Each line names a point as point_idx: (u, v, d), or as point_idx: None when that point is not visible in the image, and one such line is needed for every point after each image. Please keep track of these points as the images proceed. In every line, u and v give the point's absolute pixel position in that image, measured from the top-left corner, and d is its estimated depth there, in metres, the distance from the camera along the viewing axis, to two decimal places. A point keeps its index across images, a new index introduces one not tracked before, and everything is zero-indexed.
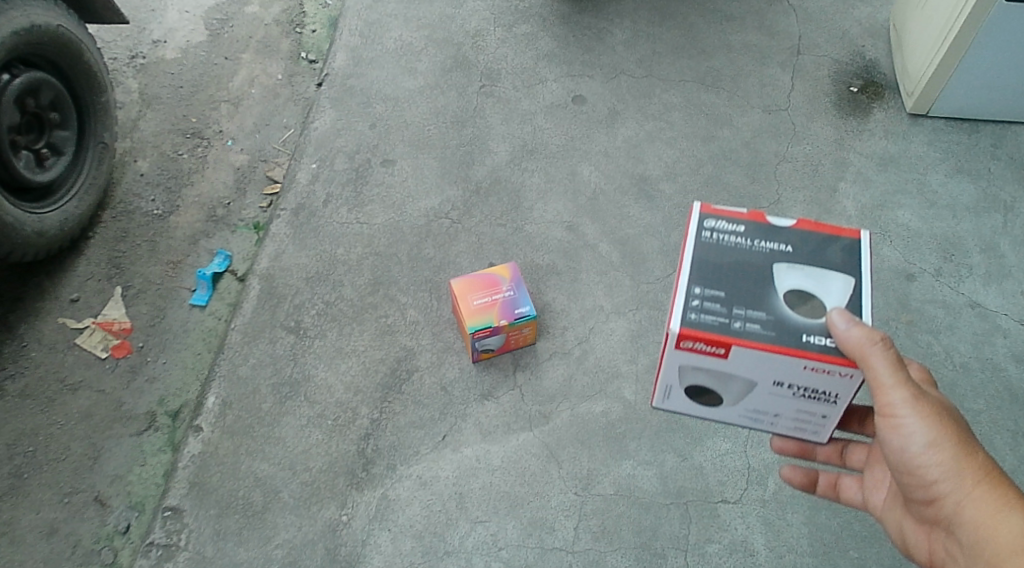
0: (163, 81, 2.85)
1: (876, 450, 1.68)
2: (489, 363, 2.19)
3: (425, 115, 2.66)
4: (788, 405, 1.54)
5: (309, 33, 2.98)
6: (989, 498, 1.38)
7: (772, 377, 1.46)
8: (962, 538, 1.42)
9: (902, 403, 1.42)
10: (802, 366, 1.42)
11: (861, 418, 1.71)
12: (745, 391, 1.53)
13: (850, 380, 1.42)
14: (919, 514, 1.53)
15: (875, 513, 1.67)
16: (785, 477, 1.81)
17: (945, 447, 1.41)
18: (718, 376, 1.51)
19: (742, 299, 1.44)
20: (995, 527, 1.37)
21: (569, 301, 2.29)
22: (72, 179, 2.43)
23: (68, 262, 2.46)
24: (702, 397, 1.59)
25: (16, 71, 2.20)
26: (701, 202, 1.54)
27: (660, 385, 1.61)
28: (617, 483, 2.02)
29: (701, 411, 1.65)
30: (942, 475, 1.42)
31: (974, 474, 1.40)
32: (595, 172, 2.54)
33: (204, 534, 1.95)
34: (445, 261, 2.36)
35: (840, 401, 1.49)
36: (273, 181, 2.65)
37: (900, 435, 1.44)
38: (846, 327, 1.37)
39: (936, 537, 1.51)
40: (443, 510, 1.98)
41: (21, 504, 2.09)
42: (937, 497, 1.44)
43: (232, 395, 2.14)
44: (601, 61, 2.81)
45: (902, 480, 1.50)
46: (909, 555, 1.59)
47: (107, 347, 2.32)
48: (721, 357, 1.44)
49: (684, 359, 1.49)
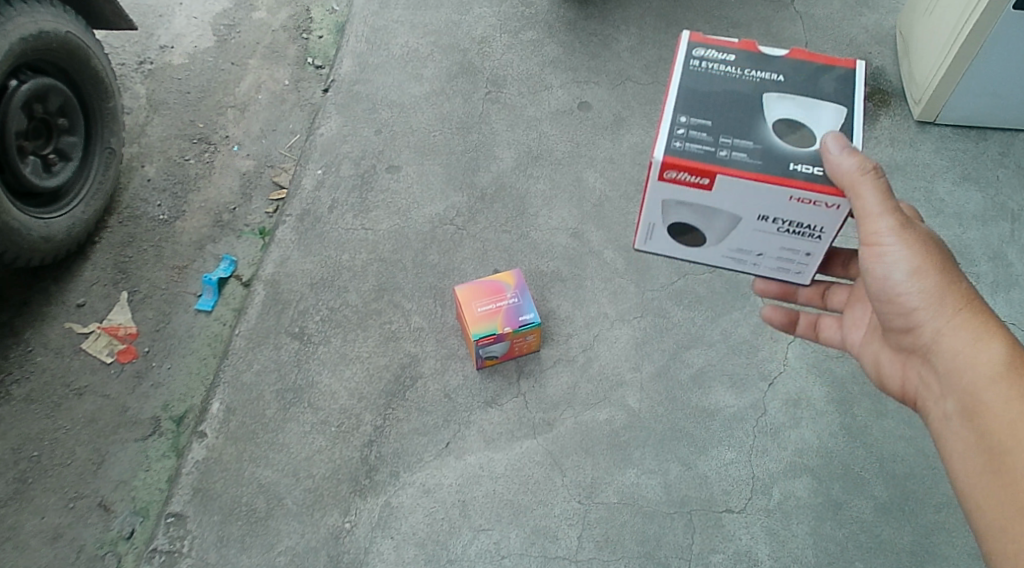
0: (170, 87, 2.86)
1: (857, 289, 1.77)
2: (493, 370, 2.18)
3: (430, 121, 2.66)
4: (773, 243, 1.56)
5: (316, 39, 2.99)
6: (969, 327, 1.46)
7: (757, 210, 1.49)
8: (939, 366, 1.50)
9: (890, 231, 1.49)
10: (788, 197, 1.45)
11: (845, 262, 1.79)
12: (729, 228, 1.56)
13: (837, 212, 1.46)
14: (896, 344, 1.61)
15: (852, 350, 1.76)
16: (766, 316, 1.90)
17: (929, 273, 1.48)
18: (702, 212, 1.54)
19: (729, 128, 1.47)
20: (973, 355, 1.45)
21: (574, 308, 2.29)
22: (80, 184, 2.44)
23: (74, 267, 2.47)
24: (684, 237, 1.61)
25: (24, 77, 2.21)
26: (691, 33, 1.58)
27: (642, 228, 1.63)
28: (621, 492, 2.02)
29: (681, 253, 1.66)
30: (925, 302, 1.49)
31: (957, 301, 1.48)
32: (601, 178, 2.54)
33: (207, 540, 1.96)
34: (449, 267, 2.36)
35: (825, 235, 1.51)
36: (279, 186, 2.66)
37: (886, 263, 1.52)
38: (840, 154, 1.41)
39: (909, 369, 1.61)
40: (445, 518, 1.98)
41: (25, 509, 2.09)
42: (918, 325, 1.52)
43: (236, 401, 2.14)
44: (607, 68, 2.81)
45: (884, 311, 1.57)
46: (882, 385, 1.69)
47: (112, 352, 2.33)
48: (705, 188, 1.47)
49: (668, 192, 1.51)
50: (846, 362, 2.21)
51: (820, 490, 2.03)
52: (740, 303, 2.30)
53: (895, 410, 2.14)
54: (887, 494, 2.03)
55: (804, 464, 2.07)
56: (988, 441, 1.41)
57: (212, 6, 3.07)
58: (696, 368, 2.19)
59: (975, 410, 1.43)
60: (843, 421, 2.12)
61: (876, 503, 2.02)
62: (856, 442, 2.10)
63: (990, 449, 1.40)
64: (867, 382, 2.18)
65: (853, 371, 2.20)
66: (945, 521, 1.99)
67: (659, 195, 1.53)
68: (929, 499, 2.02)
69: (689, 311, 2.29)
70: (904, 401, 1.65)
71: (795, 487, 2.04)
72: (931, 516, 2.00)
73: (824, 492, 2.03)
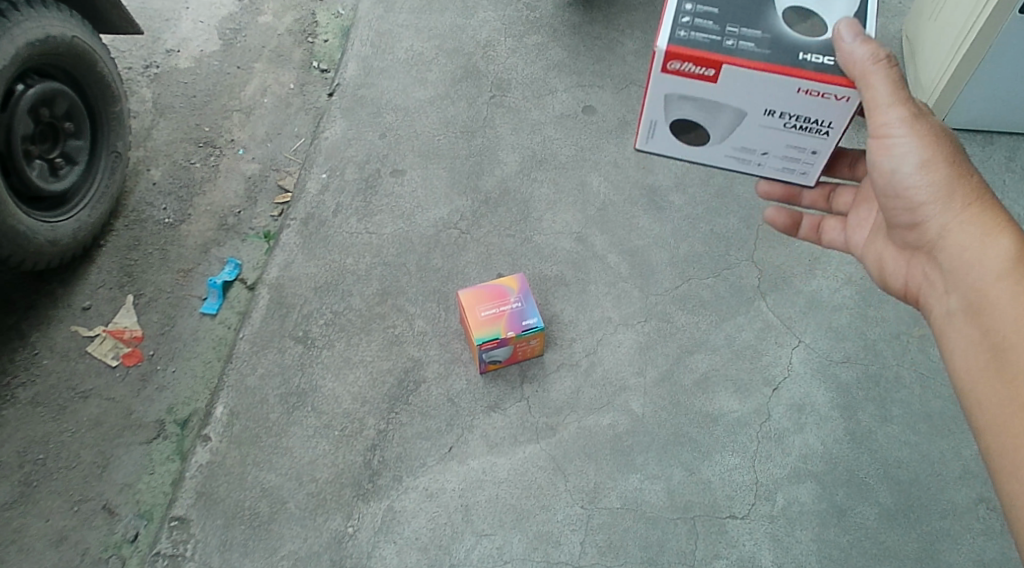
0: (176, 91, 2.87)
1: (864, 191, 1.82)
2: (497, 375, 2.18)
3: (435, 125, 2.66)
4: (778, 138, 1.61)
5: (322, 42, 3.00)
6: (975, 221, 1.51)
7: (764, 103, 1.53)
8: (942, 261, 1.56)
9: (900, 123, 1.53)
10: (796, 89, 1.49)
11: (852, 163, 1.85)
12: (734, 122, 1.60)
13: (846, 105, 1.50)
14: (901, 241, 1.66)
15: (857, 251, 1.82)
16: (770, 218, 1.98)
17: (936, 166, 1.53)
18: (708, 107, 1.58)
19: (737, 18, 1.50)
20: (978, 250, 1.49)
21: (577, 312, 2.28)
22: (85, 188, 2.45)
23: (80, 270, 2.48)
24: (688, 134, 1.66)
25: (31, 82, 2.22)
26: None
27: (645, 121, 1.66)
28: (624, 497, 2.01)
29: (684, 150, 1.71)
30: (932, 196, 1.54)
31: (964, 196, 1.52)
32: (605, 182, 2.53)
33: (210, 544, 1.96)
34: (453, 271, 2.36)
35: (833, 130, 1.56)
36: (284, 190, 2.67)
37: (893, 156, 1.57)
38: (853, 42, 1.45)
39: (912, 266, 1.66)
40: (448, 523, 1.98)
41: (31, 511, 2.10)
42: (923, 220, 1.57)
43: (240, 405, 2.14)
44: (612, 71, 2.81)
45: (891, 207, 1.62)
46: (886, 284, 1.74)
47: (117, 356, 2.34)
48: (711, 79, 1.51)
49: (674, 84, 1.55)
50: (851, 368, 2.20)
51: (824, 496, 2.02)
52: (744, 308, 2.29)
53: (900, 415, 2.13)
54: (892, 501, 2.02)
55: (809, 470, 2.06)
56: (990, 337, 1.44)
57: (218, 10, 3.08)
58: (700, 373, 2.19)
59: (976, 305, 1.48)
60: (848, 427, 2.11)
61: (880, 510, 2.01)
62: (861, 447, 2.09)
63: (991, 343, 1.44)
64: (872, 387, 2.17)
65: (858, 376, 2.19)
66: (950, 528, 1.98)
67: (664, 88, 1.57)
68: (934, 505, 2.01)
69: (693, 315, 2.28)
70: (907, 299, 1.71)
71: (799, 492, 2.03)
72: (936, 523, 1.99)
73: (828, 498, 2.02)
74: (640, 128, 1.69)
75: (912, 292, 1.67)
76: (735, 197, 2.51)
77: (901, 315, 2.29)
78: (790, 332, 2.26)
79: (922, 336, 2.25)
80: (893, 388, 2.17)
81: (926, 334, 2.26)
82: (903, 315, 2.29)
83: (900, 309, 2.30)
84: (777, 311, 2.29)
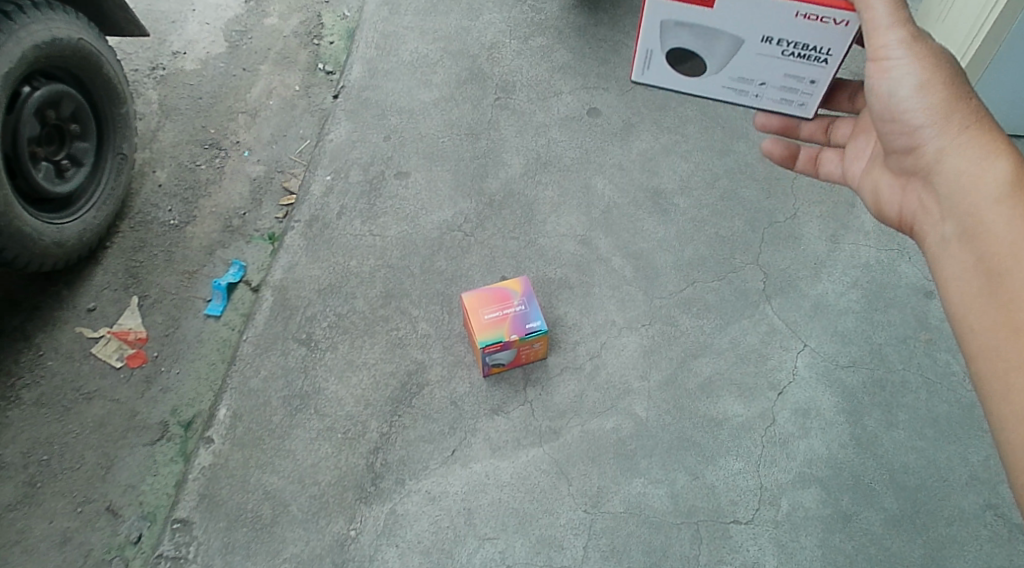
0: (182, 93, 2.87)
1: (861, 122, 1.81)
2: (500, 378, 2.18)
3: (439, 127, 2.66)
4: (775, 68, 1.63)
5: (327, 44, 3.00)
6: (973, 145, 1.51)
7: (761, 27, 1.57)
8: (939, 186, 1.55)
9: (899, 45, 1.53)
10: (793, 12, 1.53)
11: (849, 95, 1.83)
12: (731, 52, 1.63)
13: (846, 28, 1.54)
14: (897, 167, 1.65)
15: (852, 183, 1.81)
16: (766, 151, 1.94)
17: (935, 89, 1.53)
18: (705, 34, 1.61)
19: None
20: (977, 174, 1.49)
21: (581, 315, 2.28)
22: (91, 190, 2.45)
23: (86, 271, 2.48)
24: (684, 65, 1.69)
25: (37, 84, 2.23)
26: None
27: (641, 52, 1.71)
28: (628, 501, 2.00)
29: (680, 85, 1.74)
30: (930, 119, 1.54)
31: (963, 120, 1.52)
32: (609, 185, 2.52)
33: (212, 547, 1.96)
34: (457, 274, 2.36)
35: (832, 58, 1.59)
36: (289, 192, 2.67)
37: (893, 78, 1.57)
38: None
39: (907, 194, 1.65)
40: (451, 526, 1.97)
41: (35, 512, 2.10)
42: (921, 145, 1.57)
43: (243, 407, 2.14)
44: (617, 74, 2.80)
45: (889, 133, 1.62)
46: (879, 214, 1.73)
47: (122, 357, 2.34)
48: (709, 5, 1.56)
49: (672, 10, 1.60)
50: (856, 372, 2.19)
51: (829, 502, 2.01)
52: (749, 312, 2.28)
53: (906, 420, 2.12)
54: (898, 507, 2.00)
55: (814, 475, 2.04)
56: (986, 261, 1.43)
57: (224, 12, 3.09)
58: (705, 377, 2.18)
59: (974, 230, 1.47)
60: (853, 431, 2.10)
61: (886, 516, 1.99)
62: (867, 452, 2.07)
63: (986, 266, 1.43)
64: (878, 391, 2.16)
65: (864, 381, 2.17)
66: (957, 534, 1.97)
67: (662, 13, 1.62)
68: (941, 512, 1.99)
69: (697, 319, 2.27)
70: (900, 228, 1.70)
71: (803, 498, 2.01)
72: (943, 530, 1.97)
73: (833, 503, 2.01)
74: (637, 60, 1.73)
75: (906, 219, 1.66)
76: (741, 200, 2.50)
77: (907, 320, 2.27)
78: (795, 336, 2.25)
79: (928, 341, 2.24)
80: (899, 392, 2.16)
81: (932, 339, 2.24)
82: (909, 320, 2.27)
83: (906, 314, 2.28)
84: (782, 314, 2.28)
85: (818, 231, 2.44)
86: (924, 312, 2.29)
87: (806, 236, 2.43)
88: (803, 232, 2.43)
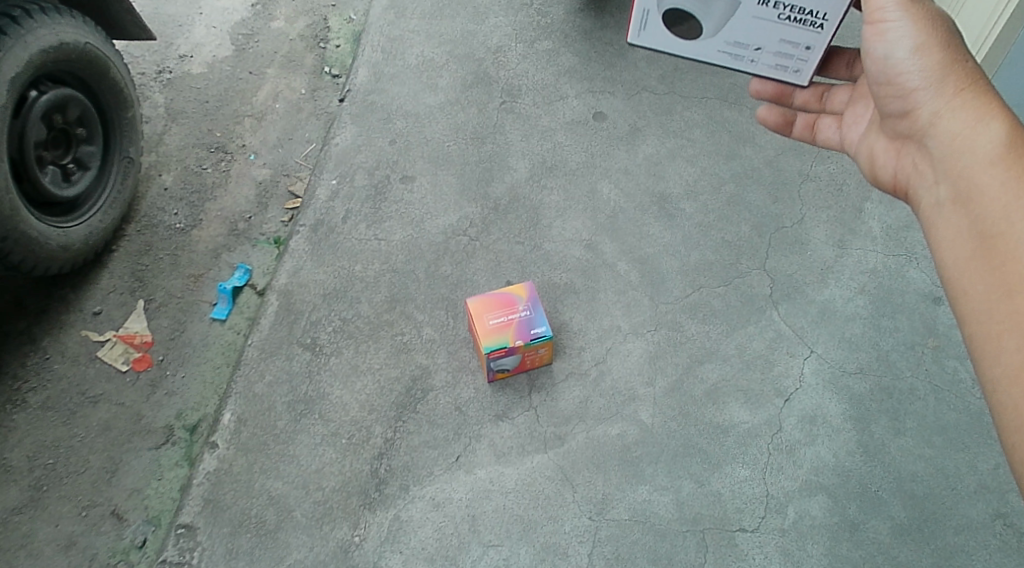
0: (188, 96, 2.88)
1: (860, 88, 1.81)
2: (505, 383, 2.17)
3: (444, 131, 2.65)
4: (772, 32, 1.71)
5: (333, 48, 3.00)
6: (967, 108, 1.49)
7: None
8: (933, 149, 1.53)
9: (894, 7, 1.54)
10: None
11: (848, 63, 1.83)
12: (728, 14, 1.70)
13: None
14: (893, 131, 1.65)
15: (851, 149, 1.81)
16: (763, 116, 1.97)
17: (931, 50, 1.52)
18: None
19: None
20: (970, 137, 1.47)
21: (587, 321, 2.27)
22: (97, 194, 2.45)
23: (92, 275, 2.49)
24: (681, 26, 1.76)
25: (44, 88, 2.24)
26: None
27: (638, 13, 1.78)
28: (633, 509, 1.99)
29: (676, 47, 1.81)
30: (925, 81, 1.53)
31: (958, 83, 1.50)
32: (615, 190, 2.51)
33: (216, 552, 1.95)
34: (462, 279, 2.35)
35: (827, 23, 1.66)
36: (295, 195, 2.67)
37: (888, 41, 1.56)
38: None
39: (902, 159, 1.64)
40: (454, 533, 1.96)
41: (40, 516, 2.11)
42: (916, 108, 1.56)
43: (248, 412, 2.14)
44: (623, 78, 2.79)
45: (885, 96, 1.61)
46: (877, 179, 1.73)
47: (128, 360, 2.34)
48: None
49: None
50: (864, 379, 2.17)
51: (836, 510, 1.99)
52: (756, 318, 2.27)
53: (914, 428, 2.10)
54: (906, 516, 1.98)
55: (821, 483, 2.03)
56: (978, 224, 1.41)
57: (231, 16, 3.09)
58: (711, 384, 2.16)
59: (966, 194, 1.45)
60: (861, 439, 2.08)
61: (894, 525, 1.97)
62: (874, 460, 2.05)
63: (978, 229, 1.41)
64: (886, 399, 2.14)
65: (871, 388, 2.16)
66: (965, 544, 1.95)
67: None
68: (949, 521, 1.98)
69: (703, 325, 2.26)
70: (896, 193, 1.69)
71: (810, 506, 2.00)
72: (951, 539, 1.95)
73: (840, 511, 1.99)
74: (633, 22, 1.80)
75: (900, 183, 1.66)
76: (747, 205, 2.48)
77: (915, 326, 2.26)
78: (802, 342, 2.23)
79: (936, 347, 2.22)
80: (907, 399, 2.14)
81: (941, 345, 2.22)
82: (917, 326, 2.26)
83: (915, 320, 2.27)
84: (789, 320, 2.27)
85: (825, 237, 2.42)
86: (932, 318, 2.27)
87: (813, 241, 2.41)
88: (810, 237, 2.42)
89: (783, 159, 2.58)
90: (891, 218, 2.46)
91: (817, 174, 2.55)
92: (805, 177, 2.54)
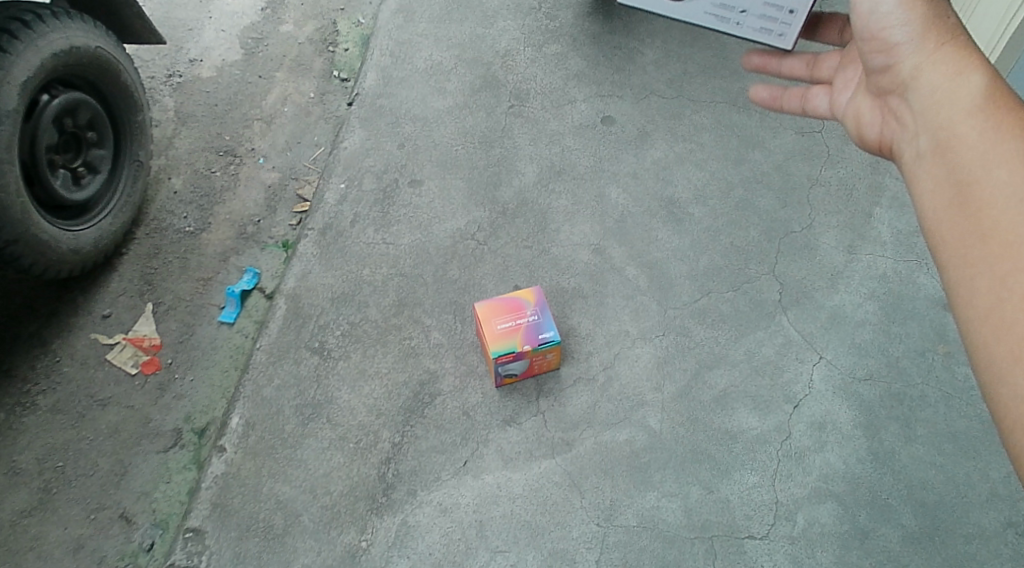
0: (198, 100, 2.89)
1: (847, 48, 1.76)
2: (512, 388, 2.17)
3: (453, 135, 2.65)
4: None
5: (342, 51, 3.00)
6: (948, 61, 1.44)
7: None
8: (914, 105, 1.48)
9: None
10: None
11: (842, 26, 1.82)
12: None
13: None
14: (876, 91, 1.59)
15: (836, 113, 1.74)
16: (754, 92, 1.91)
17: (913, 3, 1.47)
18: None
19: None
20: (951, 89, 1.42)
21: (595, 326, 2.26)
22: (108, 198, 2.46)
23: (102, 278, 2.50)
24: None
25: (56, 92, 2.25)
26: None
27: None
28: (641, 515, 1.98)
29: (668, 10, 1.96)
30: (907, 35, 1.48)
31: (940, 36, 1.46)
32: (623, 194, 2.51)
33: (224, 556, 1.96)
34: (470, 283, 2.35)
35: None
36: (303, 199, 2.67)
37: None
38: None
39: (881, 115, 1.59)
40: (462, 538, 1.96)
41: (49, 518, 2.11)
42: (898, 63, 1.50)
43: (256, 416, 2.14)
44: (631, 82, 2.78)
45: (868, 53, 1.55)
46: (861, 142, 1.66)
47: (137, 363, 2.35)
48: None
49: None
50: (874, 386, 2.16)
51: (845, 518, 1.98)
52: (765, 323, 2.26)
53: (925, 435, 2.08)
54: (916, 523, 1.97)
55: (830, 490, 2.02)
56: (960, 175, 1.36)
57: (240, 19, 3.10)
58: (719, 390, 2.15)
59: (949, 148, 1.39)
60: (871, 446, 2.07)
61: (904, 533, 1.96)
62: (884, 467, 2.04)
63: (960, 181, 1.36)
64: (896, 405, 2.13)
65: (881, 394, 2.15)
66: (976, 553, 1.93)
67: None
68: (960, 529, 1.96)
69: (712, 330, 2.25)
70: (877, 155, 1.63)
71: (819, 513, 1.99)
72: (962, 548, 1.94)
73: (850, 519, 1.98)
74: None
75: (883, 143, 1.59)
76: (756, 210, 2.47)
77: (926, 332, 2.24)
78: (811, 347, 2.22)
79: (947, 353, 2.21)
80: (918, 406, 2.13)
81: (952, 351, 2.21)
82: (928, 332, 2.24)
83: (926, 327, 2.25)
84: (799, 326, 2.25)
85: (835, 242, 2.41)
86: (943, 324, 2.26)
87: (823, 247, 2.40)
88: (820, 242, 2.41)
89: (792, 164, 2.57)
90: (902, 223, 2.45)
91: (826, 179, 2.54)
92: (815, 181, 2.53)
